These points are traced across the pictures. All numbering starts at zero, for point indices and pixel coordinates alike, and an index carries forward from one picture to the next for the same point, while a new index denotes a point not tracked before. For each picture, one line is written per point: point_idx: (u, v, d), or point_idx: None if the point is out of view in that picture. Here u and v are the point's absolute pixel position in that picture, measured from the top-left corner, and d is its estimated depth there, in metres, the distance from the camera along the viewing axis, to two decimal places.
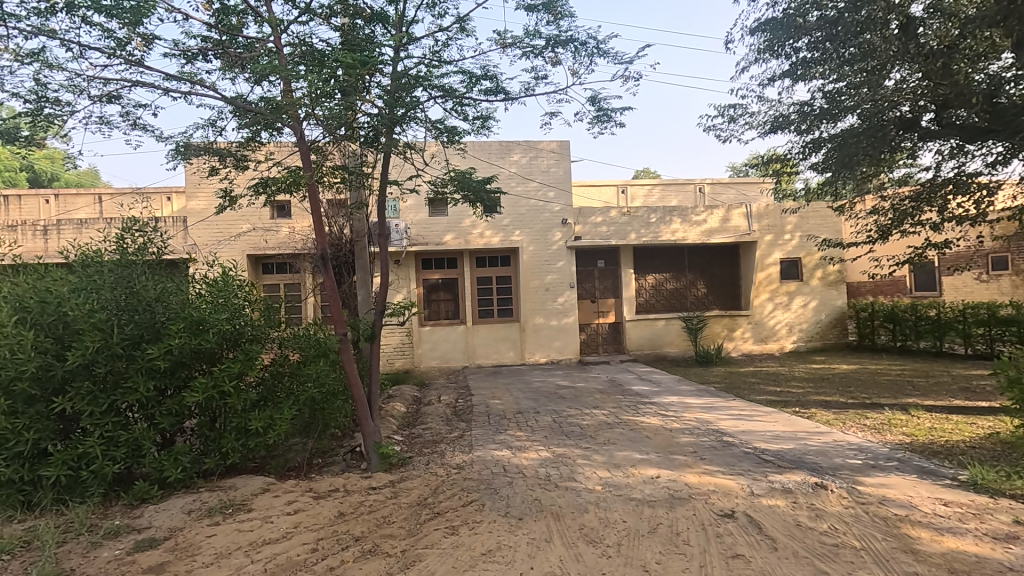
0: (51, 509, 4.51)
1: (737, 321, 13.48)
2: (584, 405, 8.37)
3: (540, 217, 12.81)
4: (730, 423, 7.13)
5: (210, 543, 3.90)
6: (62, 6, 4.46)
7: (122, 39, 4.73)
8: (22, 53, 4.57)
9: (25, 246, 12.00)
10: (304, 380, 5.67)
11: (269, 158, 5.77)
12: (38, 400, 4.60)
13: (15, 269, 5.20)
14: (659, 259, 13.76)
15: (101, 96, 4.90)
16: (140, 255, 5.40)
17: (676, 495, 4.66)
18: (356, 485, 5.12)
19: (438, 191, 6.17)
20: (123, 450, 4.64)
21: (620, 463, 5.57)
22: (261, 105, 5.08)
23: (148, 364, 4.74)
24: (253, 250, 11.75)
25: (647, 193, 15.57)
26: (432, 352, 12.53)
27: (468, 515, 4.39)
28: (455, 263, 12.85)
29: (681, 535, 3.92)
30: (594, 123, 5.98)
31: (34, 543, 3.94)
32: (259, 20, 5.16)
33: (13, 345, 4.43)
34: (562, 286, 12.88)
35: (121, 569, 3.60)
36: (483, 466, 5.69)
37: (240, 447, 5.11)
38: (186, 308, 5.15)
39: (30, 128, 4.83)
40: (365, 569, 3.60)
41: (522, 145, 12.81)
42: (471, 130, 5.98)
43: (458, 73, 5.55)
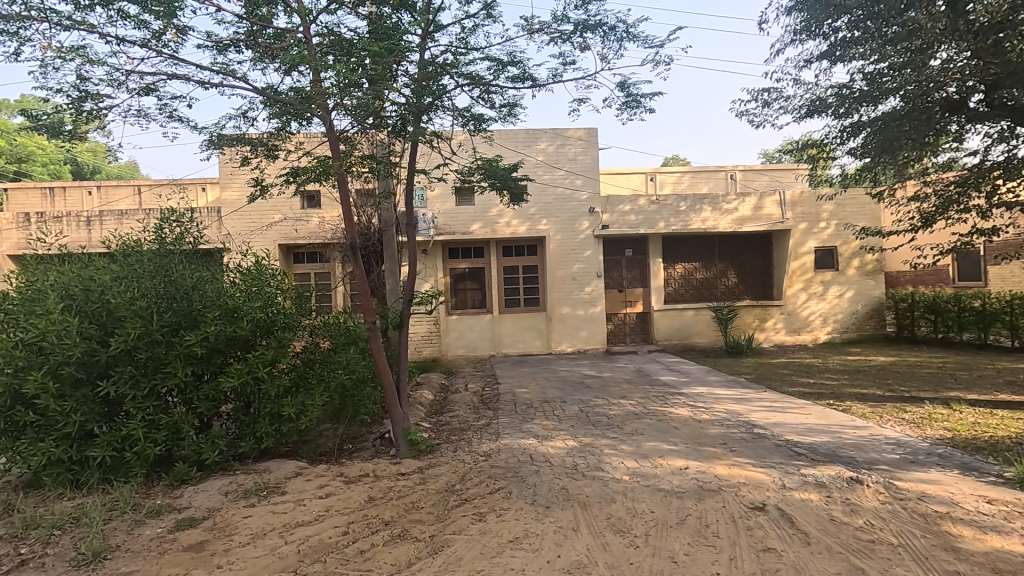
0: (98, 487, 4.72)
1: (769, 311, 13.17)
2: (611, 395, 8.32)
3: (567, 206, 12.71)
4: (761, 415, 6.99)
5: (246, 524, 4.03)
6: (100, 1, 4.57)
7: (157, 31, 4.83)
8: (64, 49, 4.72)
9: (70, 238, 12.52)
10: (335, 367, 5.77)
11: (298, 148, 5.83)
12: (84, 384, 4.77)
13: (61, 258, 5.41)
14: (688, 248, 13.55)
15: (139, 88, 5.04)
16: (177, 245, 5.60)
17: (705, 486, 4.60)
18: (385, 471, 5.20)
19: (464, 180, 6.15)
20: (163, 433, 4.81)
21: (647, 453, 5.53)
22: (291, 96, 5.15)
23: (186, 350, 4.89)
24: (285, 240, 11.99)
25: (676, 181, 15.28)
26: (458, 341, 12.64)
27: (495, 502, 4.42)
28: (481, 252, 12.89)
29: (710, 527, 3.87)
30: (623, 109, 5.90)
31: (83, 520, 4.12)
32: (289, 10, 5.20)
33: (60, 331, 4.58)
34: (589, 276, 12.79)
35: (162, 547, 3.74)
36: (510, 454, 5.72)
37: (273, 432, 5.25)
38: (221, 296, 5.29)
39: (73, 123, 4.99)
40: (395, 553, 3.67)
41: (548, 133, 12.68)
42: (498, 118, 5.95)
43: (485, 60, 5.53)
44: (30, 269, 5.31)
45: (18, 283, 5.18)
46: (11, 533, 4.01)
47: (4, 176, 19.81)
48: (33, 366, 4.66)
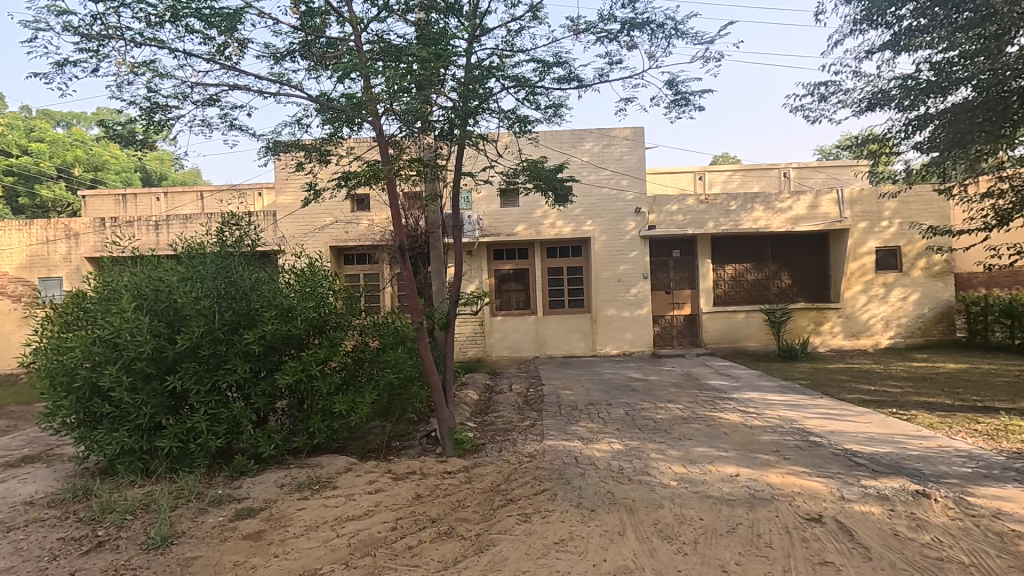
0: (165, 476, 5.01)
1: (825, 314, 12.62)
2: (657, 399, 8.17)
3: (612, 207, 12.57)
4: (818, 423, 6.70)
5: (301, 516, 4.18)
6: (169, 18, 4.85)
7: (220, 45, 5.09)
8: (137, 64, 5.03)
9: (141, 241, 13.33)
10: (383, 366, 5.90)
11: (349, 153, 6.01)
12: (153, 378, 5.06)
13: (133, 260, 5.77)
14: (739, 248, 13.16)
15: (203, 99, 5.32)
16: (237, 247, 5.88)
17: (757, 495, 4.46)
18: (432, 469, 5.29)
19: (509, 181, 6.17)
20: (224, 426, 5.06)
21: (695, 459, 5.40)
22: (343, 103, 5.32)
23: (245, 348, 5.13)
24: (336, 242, 12.37)
25: (726, 179, 14.87)
26: (503, 341, 12.71)
27: (540, 504, 4.42)
28: (526, 254, 12.92)
29: (762, 537, 3.74)
30: (671, 107, 5.78)
31: (152, 506, 4.38)
32: (341, 20, 5.37)
33: (132, 329, 4.89)
34: (636, 277, 12.60)
35: (223, 535, 3.94)
36: (555, 456, 5.71)
37: (325, 428, 5.43)
38: (277, 297, 5.51)
39: (144, 133, 5.30)
40: (441, 550, 3.73)
41: (594, 133, 12.58)
42: (543, 119, 5.95)
43: (531, 62, 5.54)
44: (106, 270, 5.68)
45: (96, 284, 5.55)
46: (90, 516, 4.31)
47: (82, 184, 21.28)
48: (108, 361, 4.98)
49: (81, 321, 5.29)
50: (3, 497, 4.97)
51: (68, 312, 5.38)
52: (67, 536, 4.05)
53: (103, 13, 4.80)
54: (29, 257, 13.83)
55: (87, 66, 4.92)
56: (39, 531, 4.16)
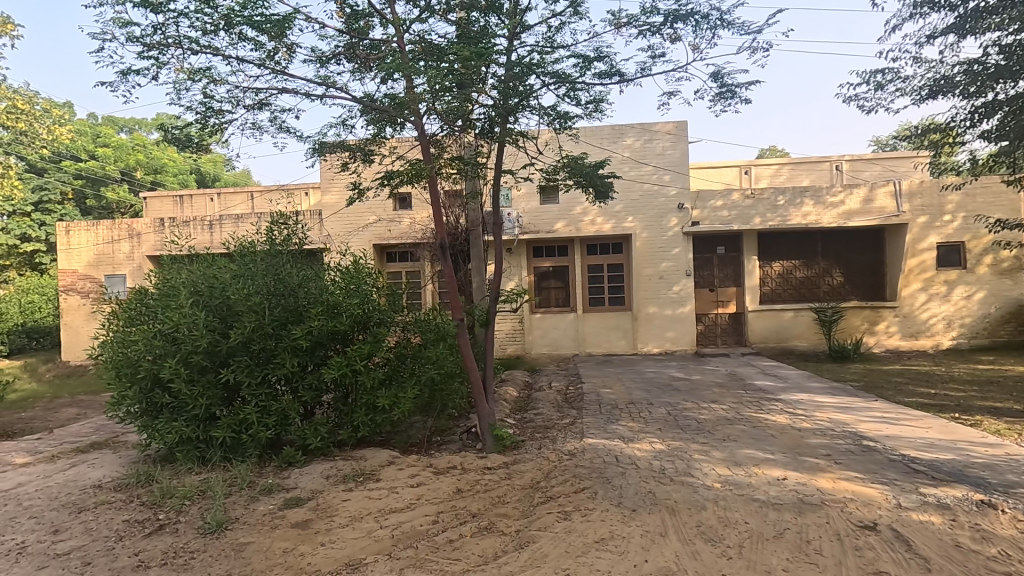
0: (220, 464, 5.24)
1: (880, 313, 12.05)
2: (701, 399, 7.99)
3: (654, 203, 12.36)
4: (872, 426, 6.41)
5: (346, 506, 4.31)
6: (223, 26, 5.05)
7: (270, 51, 5.27)
8: (193, 70, 5.27)
9: (197, 240, 13.96)
10: (425, 362, 5.99)
11: (392, 152, 6.11)
12: (208, 371, 5.29)
13: (189, 258, 6.06)
14: (787, 244, 12.72)
15: (254, 103, 5.52)
16: (285, 246, 6.09)
17: (806, 500, 4.31)
18: (472, 464, 5.34)
19: (549, 178, 6.14)
20: (274, 418, 5.26)
21: (741, 461, 5.26)
22: (386, 103, 5.43)
23: (293, 343, 5.31)
24: (379, 240, 12.63)
25: (774, 173, 14.39)
26: (543, 338, 12.70)
27: (580, 502, 4.40)
28: (566, 251, 12.85)
29: (811, 543, 3.62)
30: (716, 100, 5.64)
31: (208, 493, 4.59)
32: (384, 22, 5.47)
33: (189, 323, 5.13)
34: (678, 275, 12.36)
35: (273, 522, 4.09)
36: (595, 454, 5.67)
37: (369, 422, 5.57)
38: (323, 294, 5.68)
39: (199, 136, 5.55)
40: (482, 545, 3.76)
41: (636, 128, 12.38)
42: (584, 114, 5.90)
43: (571, 58, 5.50)
44: (166, 268, 5.98)
45: (156, 281, 5.86)
46: (152, 501, 4.56)
47: (143, 186, 22.43)
48: (168, 354, 5.24)
49: (144, 316, 5.60)
50: (74, 480, 5.32)
51: (131, 307, 5.70)
52: (132, 518, 4.30)
53: (163, 23, 5.05)
54: (97, 256, 14.71)
55: (148, 74, 5.18)
56: (106, 513, 4.43)
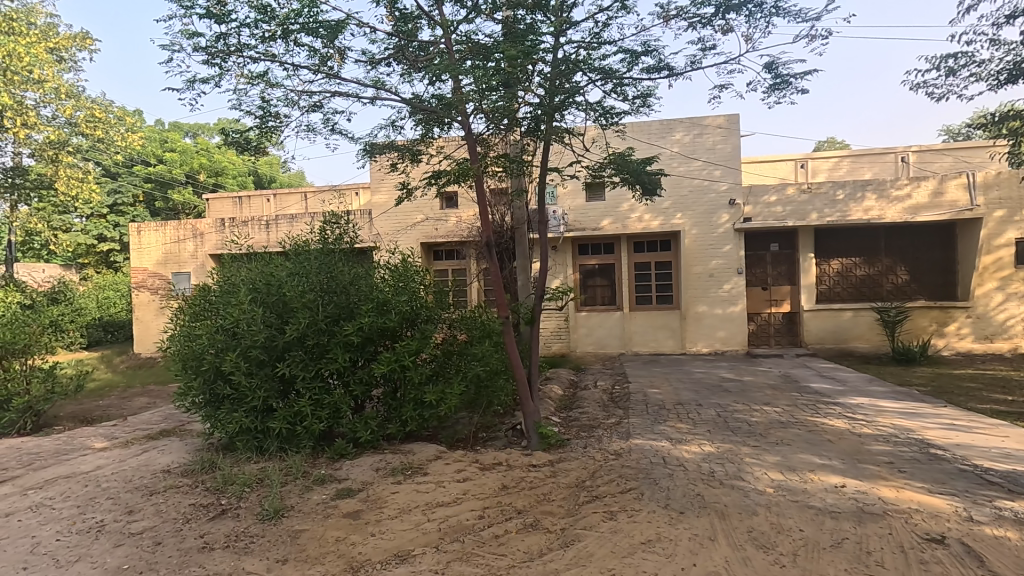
0: (276, 454, 5.48)
1: (950, 314, 11.32)
2: (753, 401, 7.75)
3: (704, 199, 12.05)
4: (941, 434, 6.05)
5: (395, 499, 4.42)
6: (281, 33, 5.27)
7: (324, 56, 5.46)
8: (253, 76, 5.51)
9: (255, 239, 14.60)
10: (471, 359, 6.04)
11: (439, 152, 6.20)
12: (266, 364, 5.52)
13: (248, 257, 6.36)
14: (847, 241, 12.14)
15: (308, 106, 5.73)
16: (337, 245, 6.32)
17: (866, 509, 4.11)
18: (518, 461, 5.37)
19: (595, 175, 6.05)
20: (326, 411, 5.45)
21: (795, 466, 5.07)
22: (434, 104, 5.53)
23: (344, 339, 5.49)
24: (426, 239, 12.85)
25: (832, 166, 13.76)
26: (588, 337, 12.61)
27: (626, 502, 4.36)
28: (612, 248, 12.70)
29: (872, 554, 3.46)
30: (770, 91, 5.45)
31: (266, 481, 4.81)
32: (432, 23, 5.55)
33: (249, 319, 5.38)
34: (729, 273, 12.00)
35: (326, 512, 4.25)
36: (641, 455, 5.59)
37: (416, 416, 5.69)
38: (373, 291, 5.84)
39: (258, 139, 5.81)
40: (527, 541, 3.79)
41: (685, 123, 12.09)
42: (631, 110, 5.82)
43: (618, 53, 5.45)
44: (227, 266, 6.29)
45: (218, 278, 6.16)
46: (215, 487, 4.81)
47: (205, 188, 23.59)
48: (229, 348, 5.51)
49: (207, 311, 5.90)
50: (146, 465, 5.68)
51: (196, 304, 6.02)
52: (197, 502, 4.56)
53: (226, 33, 5.31)
54: (164, 255, 15.60)
55: (211, 81, 5.46)
56: (174, 497, 4.71)
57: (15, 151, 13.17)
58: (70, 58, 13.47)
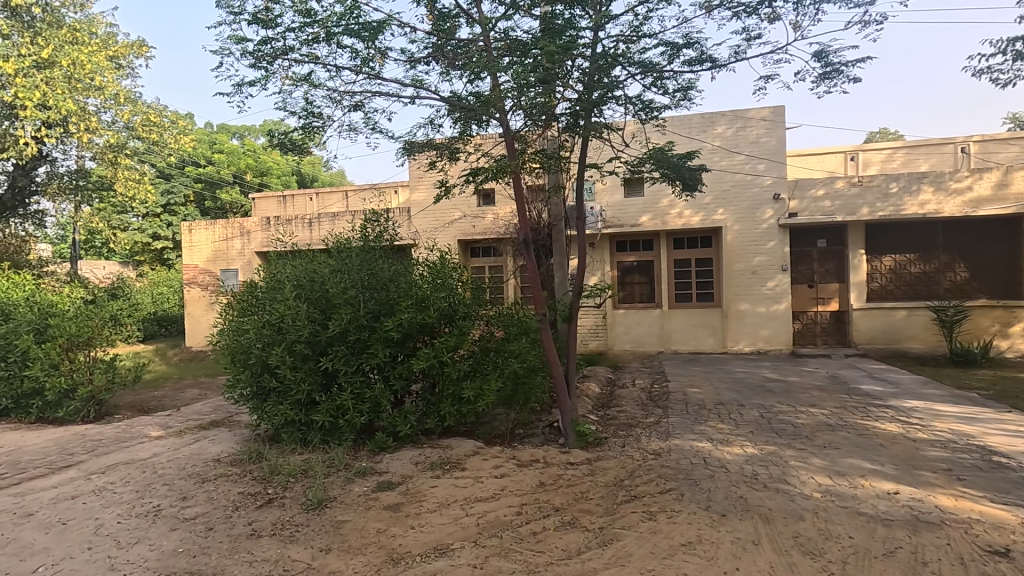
0: (320, 446, 5.63)
1: (1014, 313, 10.68)
2: (798, 403, 7.50)
3: (747, 193, 11.71)
4: (1004, 441, 5.71)
5: (434, 493, 4.48)
6: (324, 36, 5.39)
7: (365, 57, 5.56)
8: (297, 78, 5.66)
9: (299, 237, 15.02)
10: (508, 356, 6.05)
11: (477, 149, 6.23)
12: (310, 358, 5.67)
13: (293, 254, 6.54)
14: (900, 236, 11.57)
15: (350, 106, 5.85)
16: (377, 243, 6.43)
17: (921, 517, 3.92)
18: (555, 459, 5.36)
19: (634, 170, 5.89)
20: (367, 405, 5.56)
21: (844, 471, 4.88)
22: (473, 101, 5.56)
23: (385, 334, 5.58)
24: (463, 236, 12.95)
25: (885, 158, 13.15)
26: (626, 335, 12.47)
27: (666, 503, 4.29)
28: (651, 245, 12.51)
29: (928, 565, 3.30)
30: (819, 81, 5.26)
31: (309, 472, 4.95)
32: (471, 21, 5.57)
33: (294, 314, 5.54)
34: (773, 270, 11.63)
35: (368, 503, 4.34)
36: (681, 455, 5.49)
37: (454, 412, 5.75)
38: (412, 288, 5.92)
39: (302, 139, 5.97)
40: (565, 539, 3.78)
41: (727, 116, 11.78)
42: (672, 104, 5.71)
43: (658, 46, 5.35)
44: (273, 263, 6.48)
45: (264, 274, 6.36)
46: (262, 476, 4.99)
47: (252, 187, 24.40)
48: (275, 342, 5.68)
49: (254, 306, 6.09)
50: (198, 454, 5.94)
51: (244, 299, 6.22)
52: (245, 491, 4.73)
53: (272, 38, 5.47)
54: (214, 252, 16.23)
55: (258, 83, 5.63)
56: (224, 485, 4.91)
57: (79, 155, 13.94)
58: (128, 65, 14.13)
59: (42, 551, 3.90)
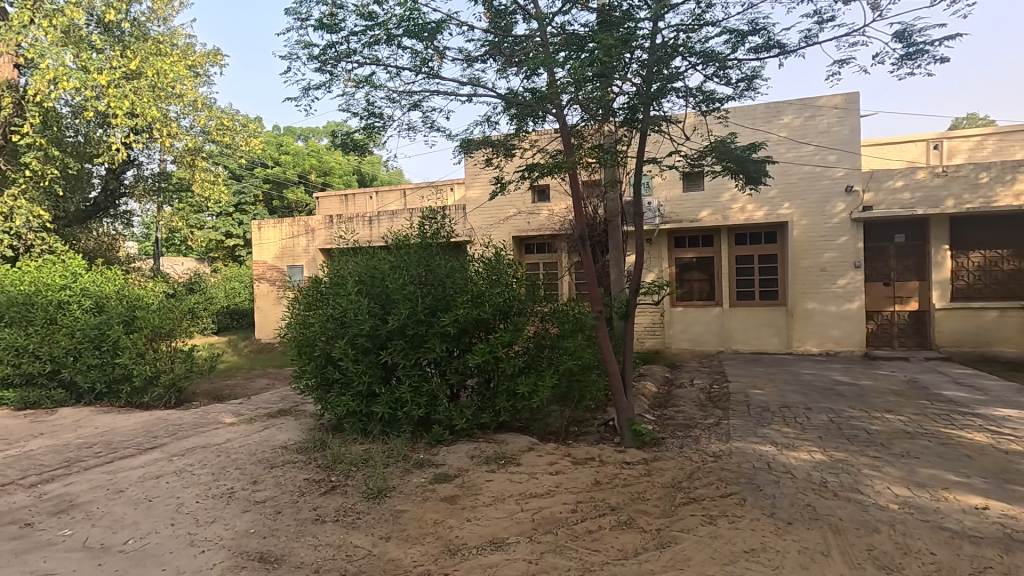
0: (379, 437, 5.81)
1: None
2: (872, 408, 7.06)
3: (816, 186, 11.12)
4: None
5: (489, 487, 4.52)
6: (386, 38, 5.53)
7: (425, 57, 5.66)
8: (359, 79, 5.83)
9: (359, 234, 15.51)
10: (563, 353, 6.02)
11: (533, 146, 6.22)
12: (370, 352, 5.85)
13: (354, 251, 6.75)
14: (991, 230, 10.65)
15: (409, 105, 5.97)
16: (434, 240, 6.55)
17: (1015, 536, 3.59)
18: (611, 458, 5.29)
19: (694, 164, 5.69)
20: (424, 398, 5.69)
21: (925, 482, 4.55)
22: (529, 97, 5.55)
23: (442, 329, 5.69)
24: (518, 232, 12.98)
25: (974, 146, 12.13)
26: (684, 333, 12.15)
27: (727, 507, 4.14)
28: (711, 240, 12.10)
29: None
30: (900, 63, 4.90)
31: (370, 462, 5.12)
32: (528, 17, 5.57)
33: (356, 309, 5.73)
34: (844, 266, 11.00)
35: (425, 495, 4.44)
36: (744, 459, 5.29)
37: (509, 407, 5.78)
38: (468, 284, 5.99)
39: (363, 139, 6.15)
40: (621, 539, 3.72)
41: (795, 105, 11.21)
42: (735, 95, 5.48)
43: (722, 34, 5.14)
44: (336, 260, 6.72)
45: (328, 271, 6.60)
46: (326, 464, 5.20)
47: (315, 187, 25.42)
48: (338, 335, 5.89)
49: (319, 301, 6.34)
50: (266, 440, 6.26)
51: (309, 294, 6.48)
52: (311, 478, 4.95)
53: (336, 41, 5.66)
54: (281, 250, 17.03)
55: (324, 86, 5.85)
56: (291, 471, 5.16)
57: (161, 159, 14.96)
58: (205, 73, 15.02)
59: (132, 525, 4.22)
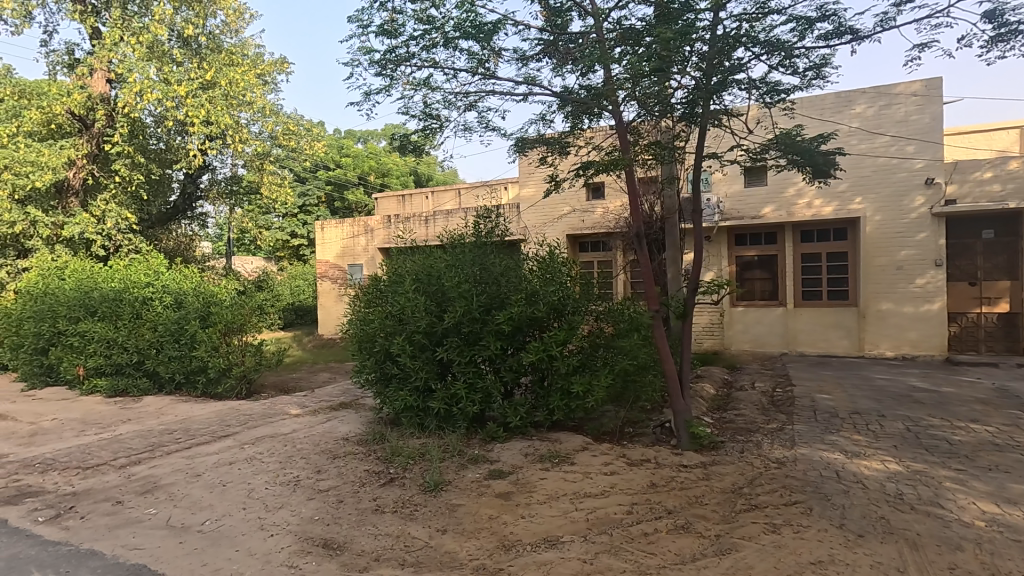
0: (435, 431, 5.94)
1: None
2: (955, 416, 6.57)
3: (891, 179, 10.44)
4: None
5: (543, 485, 4.53)
6: (443, 41, 5.64)
7: (481, 58, 5.72)
8: (417, 82, 5.97)
9: (416, 234, 15.87)
10: (618, 352, 5.94)
11: (588, 143, 6.16)
12: (427, 348, 5.98)
13: (411, 250, 6.91)
14: None
15: (465, 105, 6.06)
16: (489, 239, 6.62)
17: None
18: (667, 460, 5.19)
19: (757, 158, 5.48)
20: (479, 395, 5.78)
21: (1016, 499, 4.20)
22: (584, 94, 5.51)
23: (497, 327, 5.74)
24: (572, 230, 12.91)
25: None
26: (744, 334, 11.73)
27: (792, 516, 3.97)
28: (774, 238, 11.59)
29: None
30: (991, 45, 4.53)
31: (427, 455, 5.25)
32: (583, 14, 5.53)
33: (414, 306, 5.88)
34: (923, 265, 10.28)
35: (480, 490, 4.50)
36: (810, 466, 5.05)
37: (564, 406, 5.77)
38: (522, 282, 6.01)
39: (420, 141, 6.29)
40: (678, 543, 3.64)
41: (868, 93, 10.55)
42: (802, 85, 5.24)
43: (788, 22, 4.93)
44: (393, 258, 6.92)
45: (386, 269, 6.79)
46: (385, 457, 5.37)
47: (374, 188, 26.21)
48: (396, 332, 6.05)
49: (377, 298, 6.54)
50: (329, 432, 6.53)
51: (369, 292, 6.70)
52: (370, 469, 5.12)
53: (396, 46, 5.82)
54: (343, 249, 17.67)
55: (383, 90, 6.04)
56: (353, 462, 5.36)
57: (233, 163, 15.85)
58: (272, 81, 15.78)
59: (208, 507, 4.51)
